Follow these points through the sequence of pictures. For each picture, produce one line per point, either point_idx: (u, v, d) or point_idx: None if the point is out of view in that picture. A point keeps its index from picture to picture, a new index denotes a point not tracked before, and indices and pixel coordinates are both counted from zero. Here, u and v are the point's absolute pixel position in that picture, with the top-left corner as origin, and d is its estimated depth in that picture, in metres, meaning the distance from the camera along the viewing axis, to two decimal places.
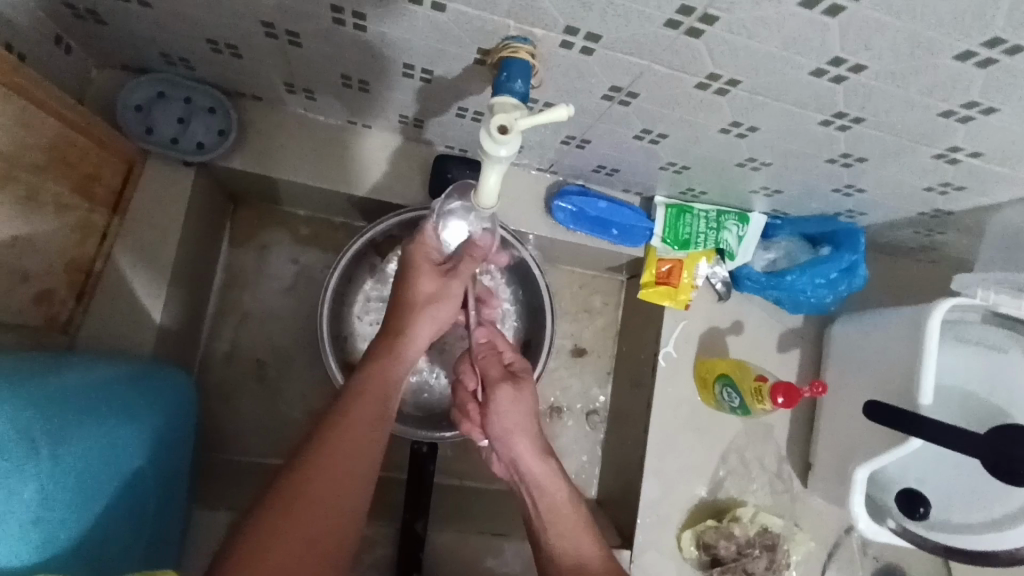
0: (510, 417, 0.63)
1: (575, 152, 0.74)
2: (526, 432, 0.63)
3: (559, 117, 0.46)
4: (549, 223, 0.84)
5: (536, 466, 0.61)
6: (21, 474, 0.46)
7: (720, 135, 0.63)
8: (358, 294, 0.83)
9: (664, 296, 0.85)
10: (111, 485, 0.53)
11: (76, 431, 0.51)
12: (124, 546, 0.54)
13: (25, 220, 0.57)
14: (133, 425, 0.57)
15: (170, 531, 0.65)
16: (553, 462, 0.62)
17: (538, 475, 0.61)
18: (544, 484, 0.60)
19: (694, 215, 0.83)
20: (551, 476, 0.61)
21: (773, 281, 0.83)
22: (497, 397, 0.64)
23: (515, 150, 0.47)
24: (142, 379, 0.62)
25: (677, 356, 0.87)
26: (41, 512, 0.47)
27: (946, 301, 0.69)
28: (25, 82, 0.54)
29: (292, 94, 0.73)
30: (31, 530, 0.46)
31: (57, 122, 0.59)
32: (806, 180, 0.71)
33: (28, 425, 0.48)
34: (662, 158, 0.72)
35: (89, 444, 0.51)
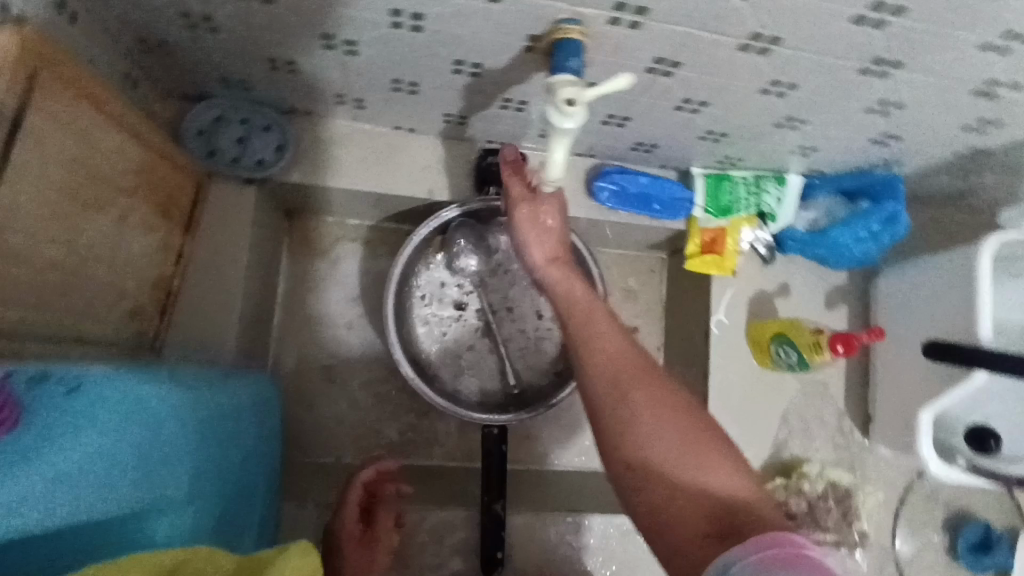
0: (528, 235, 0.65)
1: (615, 132, 0.78)
2: (542, 246, 0.65)
3: (620, 86, 0.51)
4: (593, 204, 0.86)
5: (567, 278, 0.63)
6: (175, 461, 0.48)
7: (758, 96, 0.65)
8: (416, 292, 0.87)
9: (711, 265, 0.87)
10: (228, 474, 0.56)
11: (208, 436, 0.53)
12: (232, 547, 0.55)
13: (123, 240, 0.62)
14: (235, 414, 0.60)
15: (268, 527, 0.67)
16: (564, 270, 0.64)
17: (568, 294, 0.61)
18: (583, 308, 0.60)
19: (733, 182, 0.86)
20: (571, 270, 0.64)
21: (817, 241, 0.85)
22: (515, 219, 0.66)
23: (584, 121, 0.52)
24: (233, 374, 0.66)
25: (728, 322, 0.89)
26: (192, 494, 0.49)
27: (997, 236, 0.71)
28: (117, 114, 0.58)
29: (343, 104, 0.78)
30: (182, 518, 0.48)
31: (144, 148, 0.64)
32: (843, 134, 0.74)
33: (181, 419, 0.49)
34: (701, 128, 0.75)
35: (214, 445, 0.54)
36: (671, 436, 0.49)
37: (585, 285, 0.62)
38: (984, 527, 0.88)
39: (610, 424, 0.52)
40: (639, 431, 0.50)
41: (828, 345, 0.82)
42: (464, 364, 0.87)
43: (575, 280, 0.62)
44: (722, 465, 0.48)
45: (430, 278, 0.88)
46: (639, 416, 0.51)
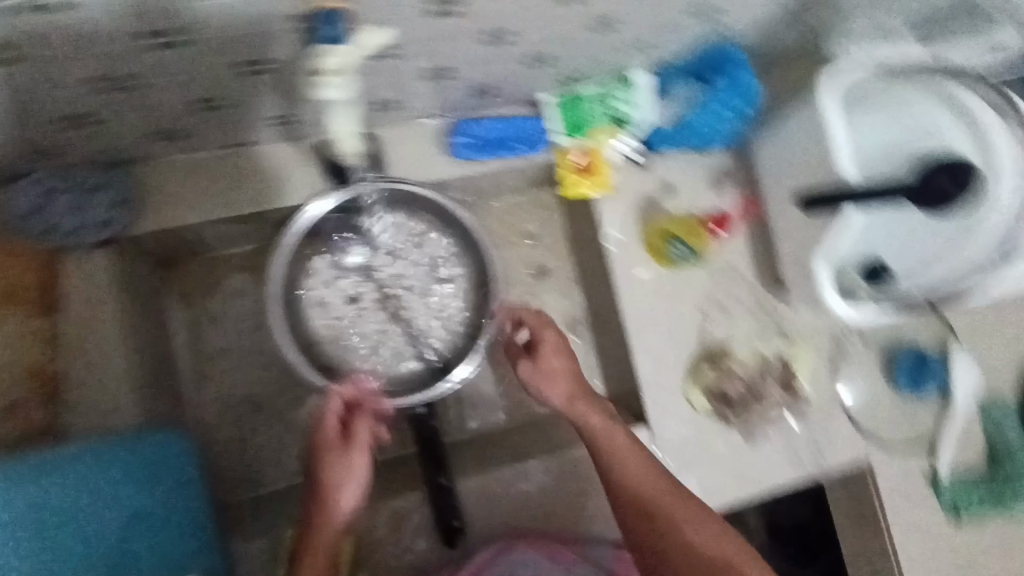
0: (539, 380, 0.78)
1: (443, 85, 0.75)
2: (558, 386, 0.78)
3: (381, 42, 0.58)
4: (455, 162, 0.84)
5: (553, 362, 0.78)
6: None
7: (557, 8, 0.63)
8: (309, 300, 0.85)
9: (588, 187, 0.87)
10: None
11: (22, 534, 0.60)
12: None
13: None
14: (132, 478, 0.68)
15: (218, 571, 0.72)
16: (550, 334, 0.80)
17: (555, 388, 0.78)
18: (574, 409, 0.77)
19: (583, 100, 0.84)
20: (553, 358, 0.79)
21: (679, 130, 0.86)
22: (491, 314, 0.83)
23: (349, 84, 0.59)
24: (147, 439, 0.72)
25: (624, 238, 0.88)
26: None
27: (827, 77, 0.71)
28: None
29: (166, 139, 0.74)
30: None
31: None
32: (664, 19, 0.72)
33: None
34: (523, 54, 0.72)
35: (54, 529, 0.62)
36: (637, 470, 0.71)
37: (565, 356, 0.79)
38: (917, 353, 0.92)
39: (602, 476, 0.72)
40: (628, 494, 0.70)
41: (703, 225, 0.88)
42: (378, 354, 0.86)
43: (555, 347, 0.79)
44: (706, 522, 0.68)
45: (319, 283, 0.86)
46: (620, 472, 0.71)
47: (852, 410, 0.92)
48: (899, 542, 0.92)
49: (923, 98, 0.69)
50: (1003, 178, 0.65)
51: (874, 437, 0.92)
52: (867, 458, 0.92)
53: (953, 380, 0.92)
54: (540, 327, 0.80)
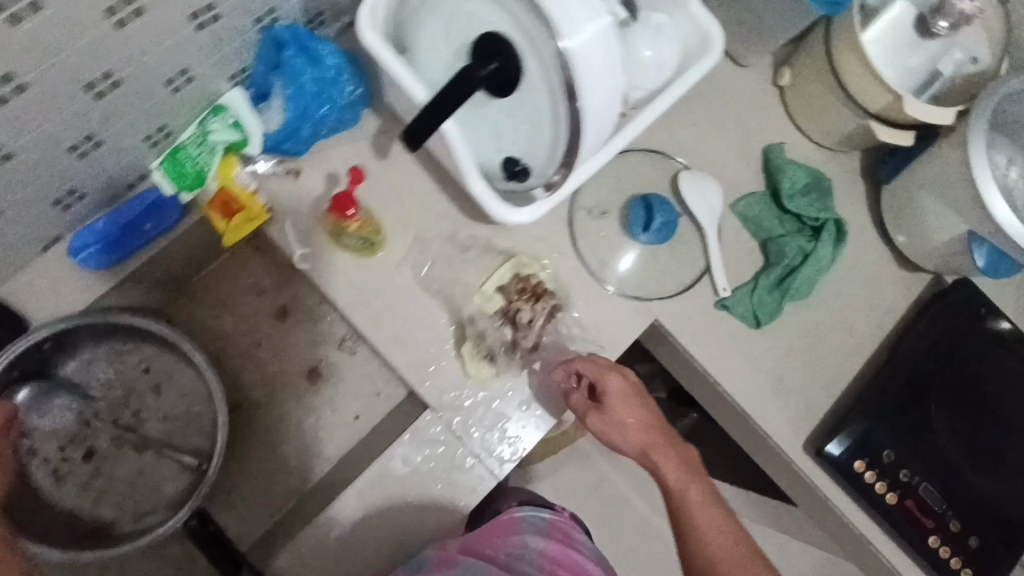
0: (611, 423, 0.79)
1: (10, 217, 0.69)
2: (631, 415, 0.79)
3: None
4: (101, 275, 0.79)
5: (622, 412, 0.78)
6: None
7: (11, 104, 0.56)
8: (41, 479, 0.79)
9: (241, 226, 0.81)
10: None
11: None
12: None
13: None
14: None
15: None
16: (616, 374, 0.80)
17: (633, 431, 0.78)
18: (652, 451, 0.78)
19: (184, 151, 0.78)
20: (614, 399, 0.79)
21: (292, 126, 0.79)
22: (602, 411, 0.79)
23: None
24: None
25: (312, 250, 0.83)
26: None
27: (359, 15, 0.67)
28: None
29: None
30: None
31: None
32: (171, 48, 0.65)
33: None
34: (54, 150, 0.66)
35: None
36: (726, 553, 0.73)
37: (627, 385, 0.80)
38: (646, 201, 0.90)
39: (680, 540, 0.76)
40: (694, 535, 0.74)
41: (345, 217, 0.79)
42: (143, 487, 0.82)
43: (617, 378, 0.80)
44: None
45: (39, 460, 0.79)
46: (699, 533, 0.74)
47: (620, 284, 0.90)
48: (722, 376, 0.91)
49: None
50: (525, 36, 0.61)
51: (650, 297, 0.90)
52: (655, 319, 0.90)
53: (687, 203, 0.92)
54: (600, 373, 0.80)
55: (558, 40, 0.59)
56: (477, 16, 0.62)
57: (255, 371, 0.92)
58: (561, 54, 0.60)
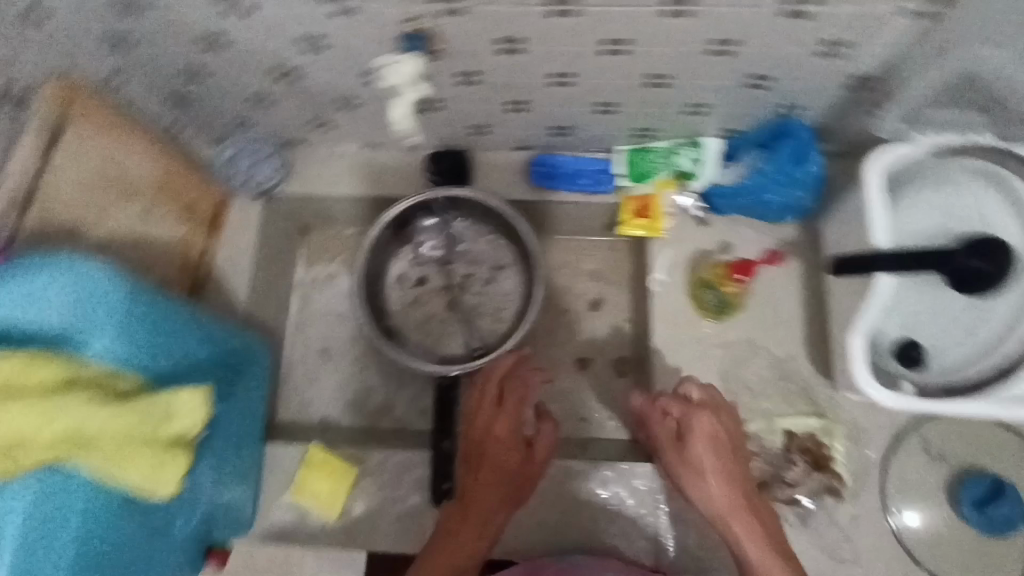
0: (706, 466, 0.76)
1: (527, 118, 0.90)
2: (720, 464, 0.77)
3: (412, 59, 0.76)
4: (530, 187, 0.99)
5: (700, 457, 0.77)
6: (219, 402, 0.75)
7: (605, 57, 0.75)
8: (390, 275, 1.03)
9: (641, 227, 0.93)
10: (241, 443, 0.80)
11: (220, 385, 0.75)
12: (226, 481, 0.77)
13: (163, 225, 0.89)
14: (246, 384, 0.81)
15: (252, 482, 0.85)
16: (711, 413, 0.78)
17: (701, 480, 0.76)
18: (722, 508, 0.75)
19: (649, 152, 0.92)
20: (699, 442, 0.77)
21: (738, 190, 0.88)
22: (694, 450, 0.77)
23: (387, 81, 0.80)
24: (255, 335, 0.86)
25: (669, 280, 0.92)
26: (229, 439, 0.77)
27: (876, 152, 0.72)
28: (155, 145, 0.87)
29: (317, 128, 0.97)
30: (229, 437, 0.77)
31: (167, 154, 0.90)
32: (717, 84, 0.79)
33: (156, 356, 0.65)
34: (588, 100, 0.84)
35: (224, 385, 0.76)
36: None
37: (711, 420, 0.78)
38: (995, 482, 0.80)
39: None
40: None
41: (729, 274, 0.89)
42: (437, 329, 1.02)
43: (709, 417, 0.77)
44: None
45: (400, 262, 1.03)
46: None
47: (903, 529, 0.82)
48: None
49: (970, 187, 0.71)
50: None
51: (923, 563, 0.80)
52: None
53: None
54: (693, 411, 0.78)
55: None
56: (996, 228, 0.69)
57: (546, 330, 1.05)
58: None
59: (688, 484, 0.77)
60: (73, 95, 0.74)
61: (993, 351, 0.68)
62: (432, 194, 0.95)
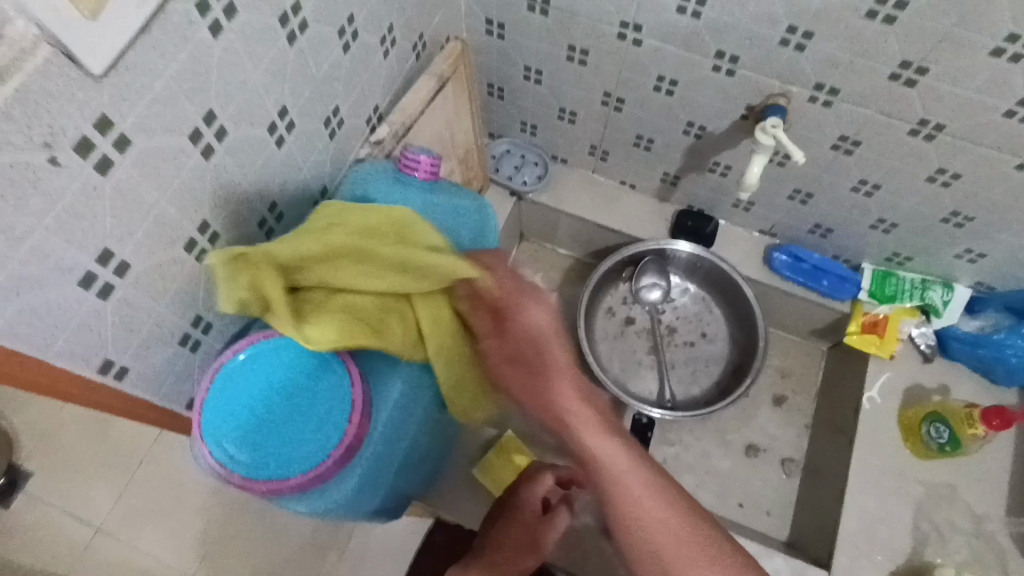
0: (506, 323, 0.63)
1: (798, 210, 0.95)
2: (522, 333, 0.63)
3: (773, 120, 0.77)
4: (766, 272, 1.02)
5: (506, 340, 0.63)
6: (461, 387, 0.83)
7: (925, 182, 0.81)
8: (601, 305, 1.07)
9: (871, 343, 0.96)
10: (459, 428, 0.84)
11: None
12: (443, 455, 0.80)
13: None
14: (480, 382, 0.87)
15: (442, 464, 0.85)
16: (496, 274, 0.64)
17: (540, 380, 0.62)
18: (550, 405, 0.62)
19: (898, 279, 0.97)
20: (529, 317, 0.62)
21: (980, 341, 0.92)
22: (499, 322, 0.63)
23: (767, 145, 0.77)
24: None
25: (881, 402, 0.94)
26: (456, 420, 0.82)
27: None
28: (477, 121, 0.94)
29: (590, 155, 1.04)
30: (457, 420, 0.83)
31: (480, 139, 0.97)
32: (1009, 240, 0.84)
33: None
34: (873, 213, 0.90)
35: None
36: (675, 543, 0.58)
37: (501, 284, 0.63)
38: None
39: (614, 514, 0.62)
40: (651, 552, 0.58)
41: (972, 416, 0.88)
42: (629, 374, 1.04)
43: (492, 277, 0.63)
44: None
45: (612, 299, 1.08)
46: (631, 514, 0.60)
47: None
48: None
49: None
50: None
51: None
52: None
53: None
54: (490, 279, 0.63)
55: None
56: None
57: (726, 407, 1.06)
58: None
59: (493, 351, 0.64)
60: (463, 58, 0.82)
61: None
62: (682, 247, 1.01)
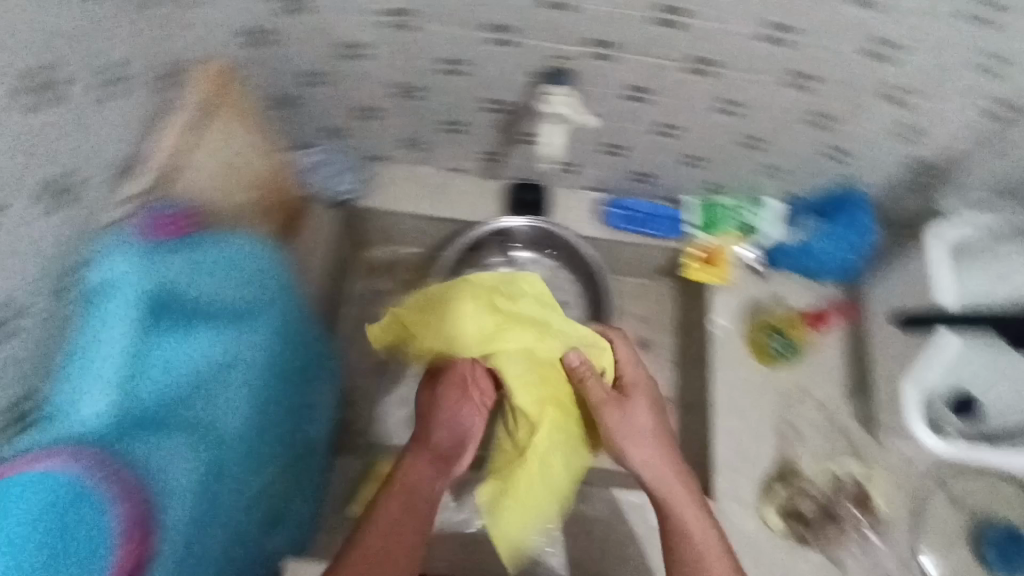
0: (631, 402, 0.73)
1: (616, 161, 0.97)
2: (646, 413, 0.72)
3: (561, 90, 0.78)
4: (602, 227, 1.04)
5: (624, 411, 0.71)
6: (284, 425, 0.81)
7: (715, 115, 0.84)
8: None
9: (707, 273, 1.00)
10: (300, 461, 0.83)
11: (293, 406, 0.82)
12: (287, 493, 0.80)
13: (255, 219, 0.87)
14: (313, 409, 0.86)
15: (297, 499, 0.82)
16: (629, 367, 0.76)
17: (639, 440, 0.70)
18: (649, 464, 0.69)
19: (719, 207, 1.01)
20: (642, 409, 0.72)
21: (797, 249, 0.98)
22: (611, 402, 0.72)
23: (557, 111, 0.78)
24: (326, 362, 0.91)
25: (729, 327, 0.99)
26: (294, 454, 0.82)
27: (938, 226, 0.83)
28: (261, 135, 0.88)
29: (406, 148, 1.00)
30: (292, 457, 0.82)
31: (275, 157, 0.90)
32: (799, 152, 0.90)
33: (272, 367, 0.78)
34: (681, 151, 0.93)
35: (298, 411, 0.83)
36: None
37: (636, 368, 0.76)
38: (1012, 531, 0.89)
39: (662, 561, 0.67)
40: None
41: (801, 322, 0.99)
42: None
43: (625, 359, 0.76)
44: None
45: None
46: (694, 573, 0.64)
47: None
48: None
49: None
50: None
51: None
52: None
53: None
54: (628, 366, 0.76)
55: None
56: None
57: None
58: None
59: (629, 424, 0.71)
60: (226, 83, 0.76)
61: None
62: (514, 221, 1.00)
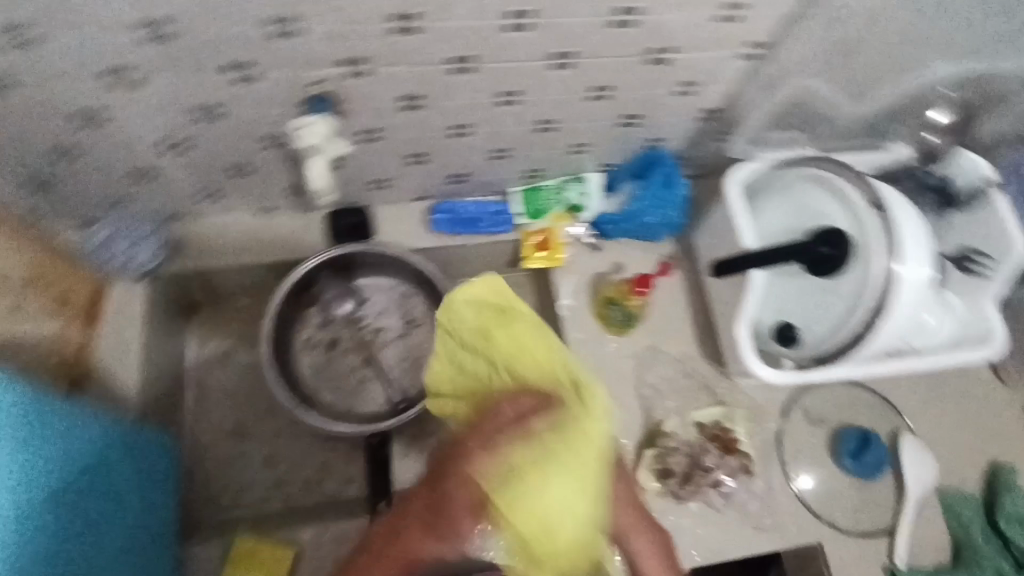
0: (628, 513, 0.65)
1: (425, 169, 0.94)
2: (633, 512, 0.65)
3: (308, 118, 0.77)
4: (433, 235, 1.01)
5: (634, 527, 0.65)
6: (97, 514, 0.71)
7: (498, 108, 0.83)
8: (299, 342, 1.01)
9: (543, 259, 1.00)
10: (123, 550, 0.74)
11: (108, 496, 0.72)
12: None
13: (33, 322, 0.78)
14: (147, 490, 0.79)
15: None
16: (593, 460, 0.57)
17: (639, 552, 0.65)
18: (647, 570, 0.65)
19: (541, 191, 1.01)
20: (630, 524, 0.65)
21: (621, 216, 0.99)
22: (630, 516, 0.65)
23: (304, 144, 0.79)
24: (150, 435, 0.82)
25: (574, 304, 1.00)
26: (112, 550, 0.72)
27: (733, 168, 0.86)
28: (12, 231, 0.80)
29: (204, 201, 0.94)
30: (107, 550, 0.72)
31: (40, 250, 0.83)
32: (594, 125, 0.90)
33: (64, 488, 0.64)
34: (483, 147, 0.91)
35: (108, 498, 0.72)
36: None
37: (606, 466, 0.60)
38: (863, 433, 0.96)
39: None
40: None
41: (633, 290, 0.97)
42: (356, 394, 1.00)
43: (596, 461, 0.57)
44: None
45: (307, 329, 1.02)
46: None
47: (807, 496, 0.94)
48: None
49: (814, 186, 0.83)
50: (865, 246, 0.78)
51: (825, 519, 0.93)
52: (817, 540, 0.92)
53: (905, 467, 0.95)
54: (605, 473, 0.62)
55: (897, 263, 0.76)
56: (839, 217, 0.81)
57: None
58: (890, 272, 0.76)
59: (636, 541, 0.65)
60: None
61: (844, 327, 0.80)
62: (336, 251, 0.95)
